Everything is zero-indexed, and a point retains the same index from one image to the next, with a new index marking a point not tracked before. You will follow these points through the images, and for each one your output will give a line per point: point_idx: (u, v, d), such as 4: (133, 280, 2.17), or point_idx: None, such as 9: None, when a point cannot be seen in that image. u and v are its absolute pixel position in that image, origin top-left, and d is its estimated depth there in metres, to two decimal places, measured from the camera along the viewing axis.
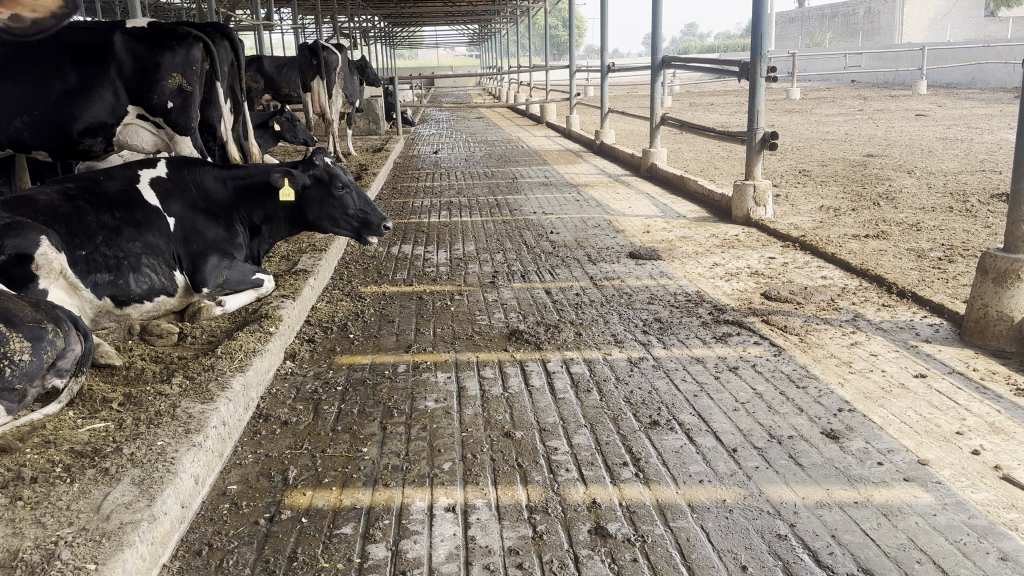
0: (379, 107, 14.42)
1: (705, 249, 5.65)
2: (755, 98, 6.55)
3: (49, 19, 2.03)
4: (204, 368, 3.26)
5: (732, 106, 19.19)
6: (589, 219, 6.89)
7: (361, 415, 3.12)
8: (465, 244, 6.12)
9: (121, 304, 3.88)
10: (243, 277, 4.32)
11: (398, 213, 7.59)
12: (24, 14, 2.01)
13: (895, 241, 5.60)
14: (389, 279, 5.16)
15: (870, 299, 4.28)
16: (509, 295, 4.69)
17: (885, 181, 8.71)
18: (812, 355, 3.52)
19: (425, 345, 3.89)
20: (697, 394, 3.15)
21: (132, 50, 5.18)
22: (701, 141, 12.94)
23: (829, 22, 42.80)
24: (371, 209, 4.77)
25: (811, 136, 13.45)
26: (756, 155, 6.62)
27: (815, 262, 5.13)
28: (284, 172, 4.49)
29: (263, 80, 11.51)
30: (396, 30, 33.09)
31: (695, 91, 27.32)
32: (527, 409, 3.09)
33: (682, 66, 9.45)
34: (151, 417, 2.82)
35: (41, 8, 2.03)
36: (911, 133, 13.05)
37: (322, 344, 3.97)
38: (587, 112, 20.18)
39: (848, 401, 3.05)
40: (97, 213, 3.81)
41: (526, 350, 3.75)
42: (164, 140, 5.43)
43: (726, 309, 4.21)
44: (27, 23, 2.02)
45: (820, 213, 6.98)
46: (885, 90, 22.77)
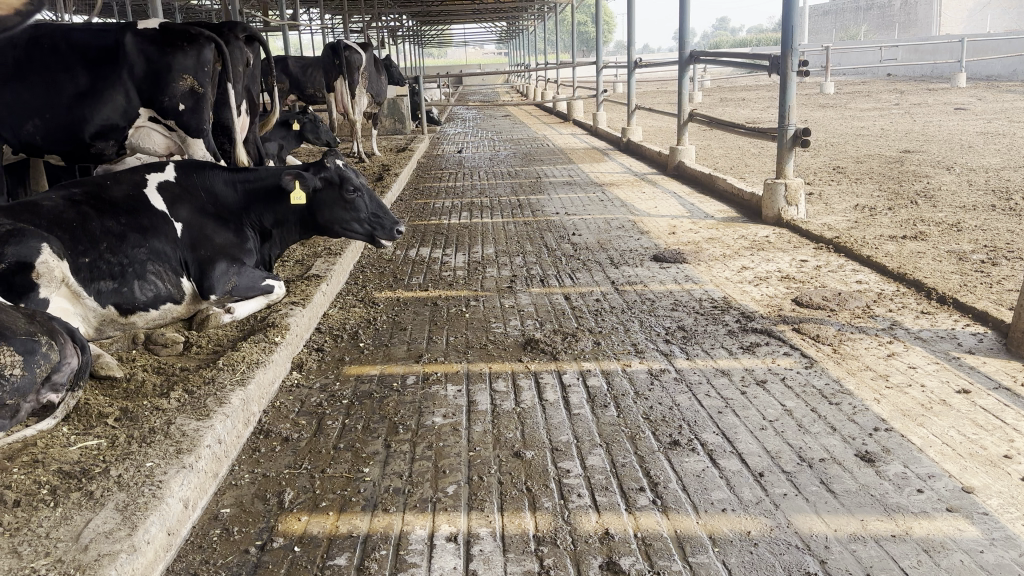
0: (405, 106, 14.30)
1: (734, 251, 5.44)
2: (786, 94, 6.30)
3: None
4: (204, 382, 3.13)
5: (763, 102, 18.85)
6: (613, 220, 6.70)
7: (365, 431, 2.97)
8: (485, 246, 5.96)
9: (125, 312, 3.77)
10: (253, 283, 4.20)
11: (418, 214, 7.46)
12: None
13: (934, 243, 5.34)
14: (405, 283, 5.02)
15: (908, 306, 4.04)
16: (527, 301, 4.52)
17: (923, 179, 8.40)
18: (845, 368, 3.31)
19: (437, 355, 3.73)
20: (722, 411, 2.96)
21: (143, 51, 5.10)
22: (732, 137, 12.66)
23: (864, 15, 42.04)
24: (384, 213, 4.64)
25: (846, 132, 13.10)
26: (787, 153, 6.36)
27: (849, 265, 4.89)
28: (295, 175, 4.36)
29: (288, 80, 11.68)
30: (424, 29, 33.08)
31: (725, 87, 26.92)
32: (539, 426, 2.92)
33: (711, 61, 9.18)
34: (146, 434, 2.69)
35: None
36: (951, 128, 12.66)
37: (331, 353, 3.83)
38: (616, 109, 19.91)
39: (884, 420, 2.84)
40: (102, 219, 3.70)
41: (541, 360, 3.58)
42: (177, 143, 5.36)
43: (755, 316, 4.00)
44: None
45: (855, 213, 6.71)
46: (923, 84, 22.22)
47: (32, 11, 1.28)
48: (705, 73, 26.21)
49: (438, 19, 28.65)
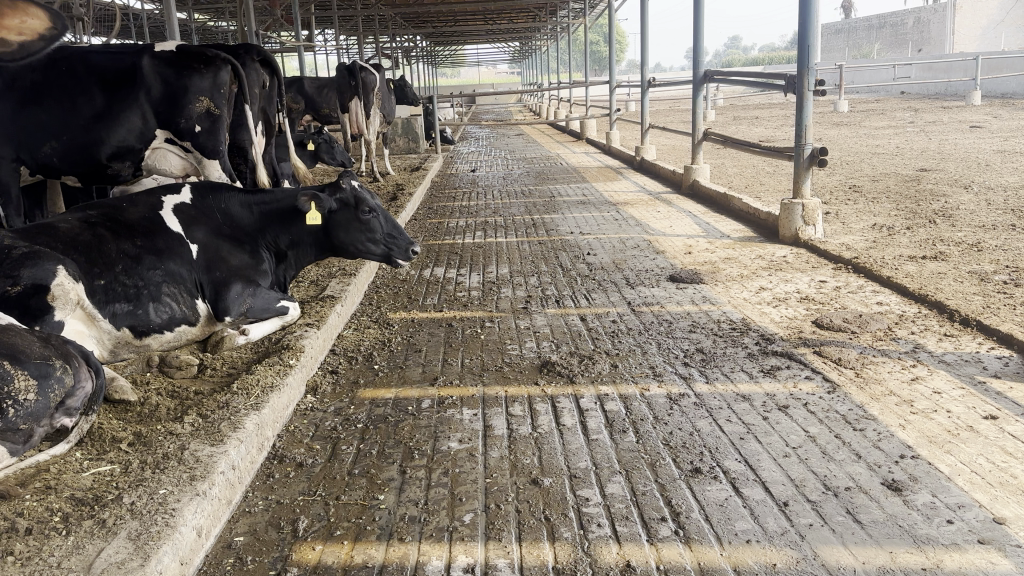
0: (420, 126, 14.33)
1: (751, 271, 5.39)
2: (802, 113, 6.27)
3: (38, 41, 2.04)
4: (218, 406, 3.10)
5: (777, 120, 18.84)
6: (628, 240, 6.66)
7: (380, 457, 2.93)
8: (500, 266, 5.93)
9: (140, 335, 3.76)
10: (268, 304, 4.19)
11: (433, 234, 7.44)
12: (10, 37, 2.02)
13: (954, 263, 5.26)
14: (419, 304, 4.99)
15: (931, 328, 3.97)
16: (543, 322, 4.48)
17: (940, 198, 8.32)
18: (869, 392, 3.24)
19: (452, 378, 3.69)
20: (744, 437, 2.90)
21: (160, 74, 5.16)
22: (746, 156, 12.63)
23: (876, 33, 42.04)
24: (399, 233, 4.61)
25: (861, 150, 13.04)
26: (803, 172, 6.31)
27: (869, 286, 4.82)
28: (312, 196, 4.36)
29: (303, 101, 11.53)
30: (437, 49, 33.35)
31: (738, 105, 26.97)
32: (556, 452, 2.87)
33: (724, 80, 9.17)
34: (159, 461, 2.66)
35: (28, 31, 2.04)
36: (966, 146, 12.57)
37: (346, 376, 3.80)
38: (629, 128, 19.94)
39: (911, 447, 2.77)
40: (118, 242, 3.69)
41: (558, 384, 3.53)
42: (193, 164, 5.39)
43: (775, 339, 3.94)
44: (14, 46, 2.03)
45: (872, 233, 6.64)
46: (937, 102, 22.11)
47: (52, 34, 2.05)
48: (717, 92, 26.23)
49: (451, 39, 28.96)
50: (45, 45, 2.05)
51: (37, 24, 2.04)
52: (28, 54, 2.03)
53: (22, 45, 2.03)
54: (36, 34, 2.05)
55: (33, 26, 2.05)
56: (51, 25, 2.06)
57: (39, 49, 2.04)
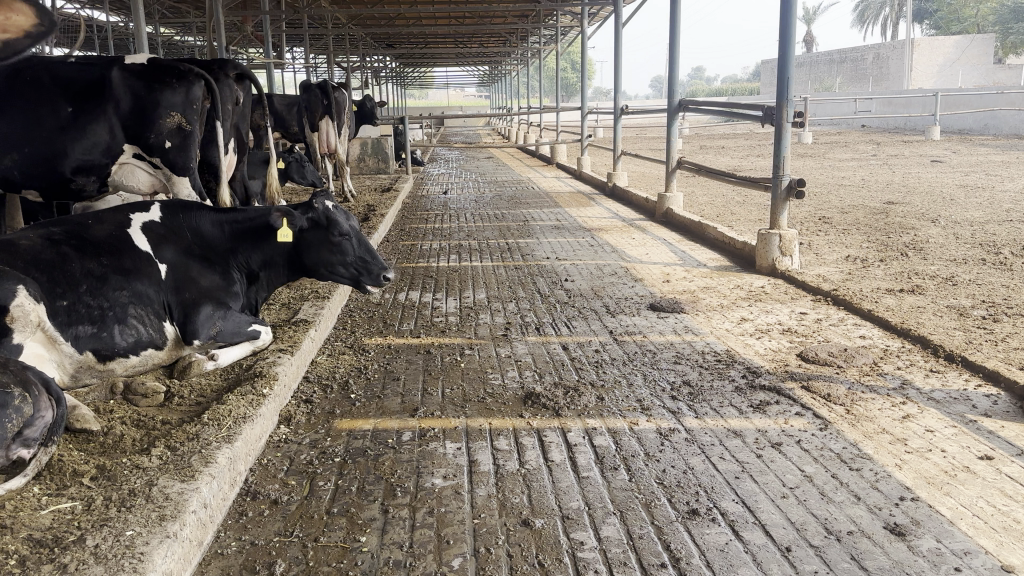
0: (390, 146, 14.22)
1: (731, 301, 5.35)
2: (780, 144, 6.29)
3: (22, 39, 2.03)
4: (188, 437, 2.93)
5: (744, 150, 19.08)
6: (605, 266, 6.61)
7: (361, 494, 2.78)
8: (476, 291, 5.82)
9: (104, 359, 3.56)
10: (239, 328, 4.02)
11: (406, 256, 7.30)
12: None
13: (932, 297, 5.28)
14: (395, 329, 4.85)
15: (916, 363, 3.95)
16: (524, 350, 4.38)
17: (910, 230, 8.41)
18: (861, 430, 3.18)
19: (433, 408, 3.56)
20: (739, 476, 2.82)
21: (130, 86, 4.99)
22: (716, 185, 12.71)
23: (838, 67, 43.06)
24: (373, 257, 4.45)
25: (828, 181, 13.21)
26: (781, 203, 6.31)
27: (850, 319, 4.81)
28: (284, 214, 4.22)
29: (272, 119, 11.36)
30: (407, 70, 33.36)
31: (703, 134, 27.36)
32: (546, 490, 2.75)
33: (698, 109, 9.21)
34: (125, 498, 2.49)
35: (13, 27, 2.02)
36: (930, 180, 12.80)
37: (321, 406, 3.64)
38: (598, 154, 20.04)
39: (909, 488, 2.70)
40: (83, 260, 3.51)
41: (544, 417, 3.41)
42: (162, 180, 5.21)
43: (761, 372, 3.88)
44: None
45: (846, 264, 6.66)
46: (898, 136, 22.61)
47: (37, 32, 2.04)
48: (684, 120, 26.50)
49: (420, 62, 29.02)
50: (31, 42, 2.03)
51: (22, 21, 2.02)
52: (13, 50, 2.02)
53: (6, 42, 2.02)
54: (22, 29, 2.03)
55: (18, 22, 2.03)
56: (37, 22, 2.04)
57: (24, 46, 2.03)
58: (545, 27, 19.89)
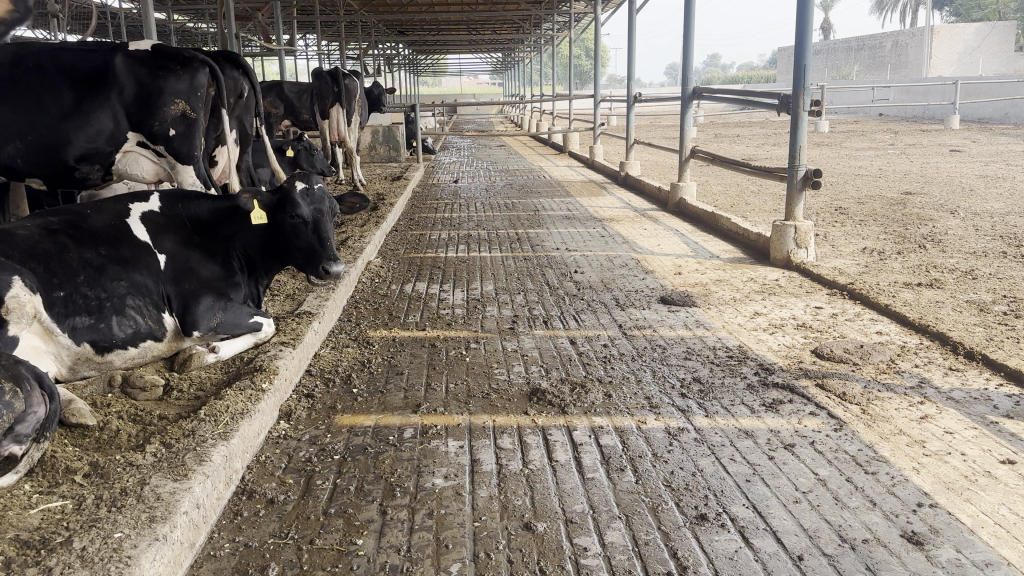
0: (400, 134, 14.11)
1: (744, 295, 5.23)
2: (796, 134, 6.15)
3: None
4: (184, 433, 2.86)
5: (759, 139, 18.85)
6: (615, 258, 6.50)
7: (359, 494, 2.71)
8: (484, 283, 5.73)
9: (102, 351, 3.51)
10: (239, 320, 3.96)
11: (414, 246, 7.22)
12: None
13: (951, 291, 5.14)
14: (401, 322, 4.77)
15: (935, 361, 3.83)
16: (530, 345, 4.28)
17: (928, 222, 8.25)
18: (877, 431, 3.07)
19: (436, 405, 3.47)
20: (749, 479, 2.72)
21: (134, 73, 4.91)
22: (730, 175, 12.55)
23: (855, 55, 42.54)
24: (323, 247, 4.15)
25: (844, 171, 13.01)
26: (796, 194, 6.17)
27: (867, 314, 4.69)
28: (251, 194, 4.09)
29: (282, 105, 11.34)
30: (419, 58, 33.21)
31: (718, 123, 27.09)
32: (550, 492, 2.67)
33: (713, 97, 9.03)
34: (116, 496, 2.42)
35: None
36: (948, 170, 12.58)
37: (322, 401, 3.56)
38: (611, 142, 19.85)
39: (928, 494, 2.60)
40: (81, 250, 3.44)
41: (549, 414, 3.33)
42: (166, 169, 5.15)
43: (775, 369, 3.77)
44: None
45: (863, 257, 6.52)
46: (916, 125, 22.33)
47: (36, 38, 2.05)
48: (698, 108, 26.23)
49: (433, 49, 28.83)
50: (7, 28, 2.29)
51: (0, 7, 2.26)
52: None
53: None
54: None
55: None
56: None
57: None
58: (558, 14, 19.67)
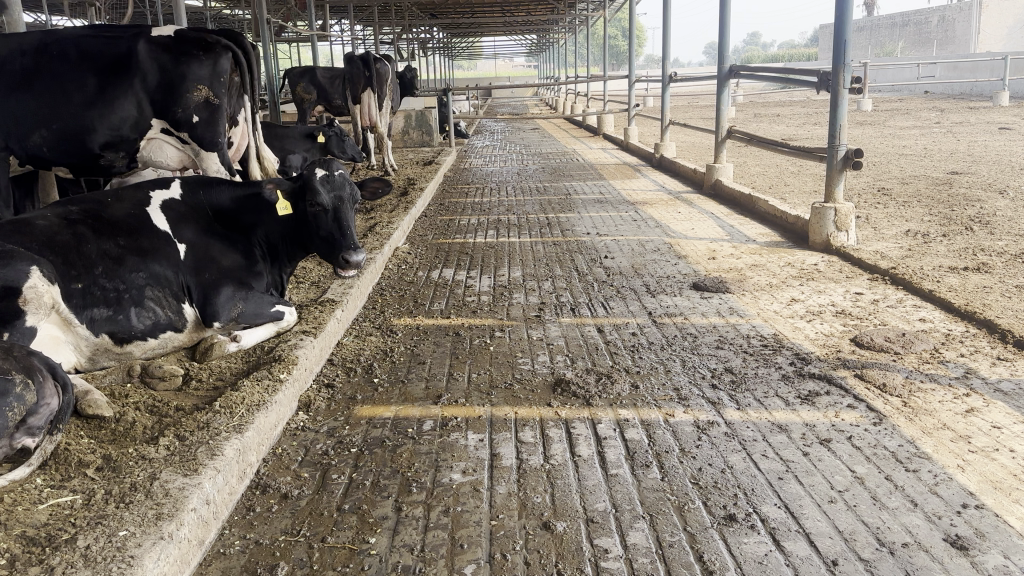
0: (433, 118, 14.01)
1: (781, 280, 5.06)
2: (835, 112, 5.92)
3: None
4: (198, 426, 2.81)
5: (798, 119, 18.40)
6: (647, 242, 6.34)
7: (375, 489, 2.63)
8: (512, 269, 5.62)
9: (121, 341, 3.47)
10: (261, 309, 3.90)
11: (443, 231, 7.13)
12: None
13: (999, 276, 4.90)
14: (426, 310, 4.69)
15: (981, 351, 3.63)
16: (557, 333, 4.17)
17: (975, 203, 7.94)
18: (919, 426, 2.91)
19: (458, 396, 3.38)
20: (782, 477, 2.58)
21: (157, 59, 4.87)
22: (768, 156, 12.25)
23: (900, 31, 41.39)
24: (343, 236, 4.07)
25: (888, 151, 12.62)
26: (837, 175, 5.94)
27: (909, 300, 4.49)
28: (273, 184, 4.01)
29: (315, 90, 11.76)
30: (453, 41, 33.03)
31: (756, 102, 26.61)
32: (571, 489, 2.56)
33: (752, 76, 8.76)
34: (125, 492, 2.37)
35: None
36: (997, 149, 12.13)
37: (342, 391, 3.49)
38: (648, 124, 19.54)
39: (973, 495, 2.44)
40: (100, 240, 3.41)
41: (573, 406, 3.22)
42: (190, 156, 5.13)
43: (811, 359, 3.61)
44: None
45: (906, 240, 6.28)
46: (964, 102, 21.61)
47: None
48: (737, 88, 25.68)
49: (468, 32, 28.68)
50: None
51: None
52: None
53: None
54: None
55: None
56: None
57: None
58: None
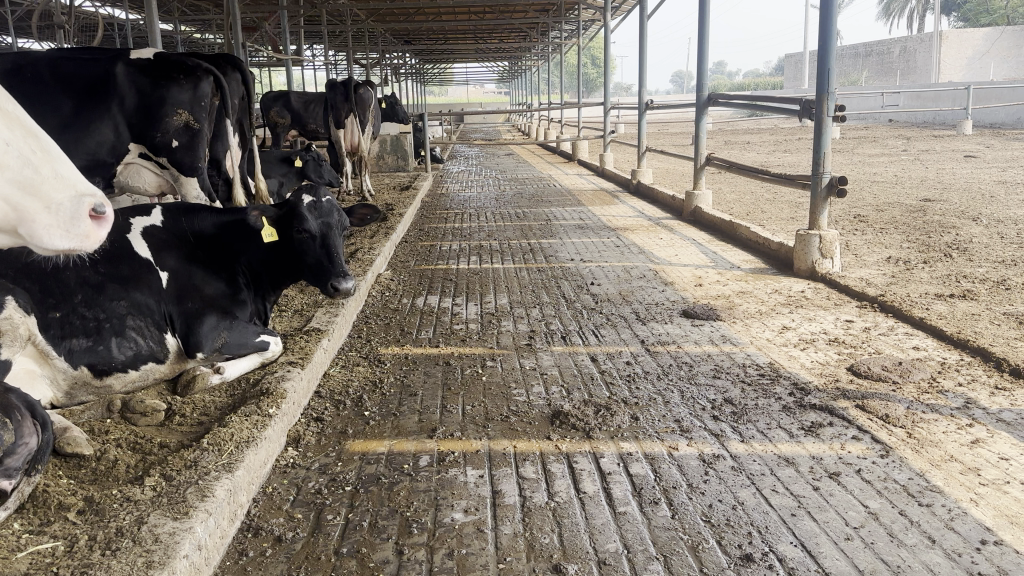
0: (409, 143, 13.96)
1: (770, 308, 5.03)
2: (819, 141, 5.94)
3: None
4: (185, 464, 2.67)
5: (769, 146, 18.62)
6: (633, 269, 6.29)
7: (374, 531, 2.51)
8: (498, 296, 5.53)
9: (100, 374, 3.33)
10: (245, 339, 3.75)
11: (424, 258, 7.03)
12: None
13: (986, 303, 4.92)
14: (413, 338, 4.59)
15: (979, 379, 3.61)
16: (549, 362, 4.09)
17: (951, 230, 8.03)
18: (927, 458, 2.86)
19: (453, 429, 3.27)
20: (795, 513, 2.52)
21: (136, 82, 4.77)
22: (744, 182, 12.34)
23: (864, 61, 42.35)
24: (332, 263, 3.96)
25: (859, 177, 12.80)
26: (821, 202, 5.94)
27: (901, 328, 4.47)
28: (259, 210, 3.92)
29: (289, 115, 11.66)
30: (426, 66, 33.10)
31: (727, 129, 27.02)
32: (580, 530, 2.47)
33: (727, 103, 8.81)
34: (111, 538, 2.23)
35: None
36: (965, 176, 12.34)
37: (332, 425, 3.37)
38: (623, 151, 19.68)
39: (991, 530, 2.39)
40: (80, 267, 3.27)
41: (573, 440, 3.13)
42: (169, 180, 5.00)
43: (810, 389, 3.56)
44: None
45: (888, 266, 6.31)
46: (929, 130, 22.05)
47: None
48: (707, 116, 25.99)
49: (442, 58, 28.81)
50: None
51: None
52: None
53: None
54: None
55: None
56: None
57: None
58: (567, 22, 19.49)
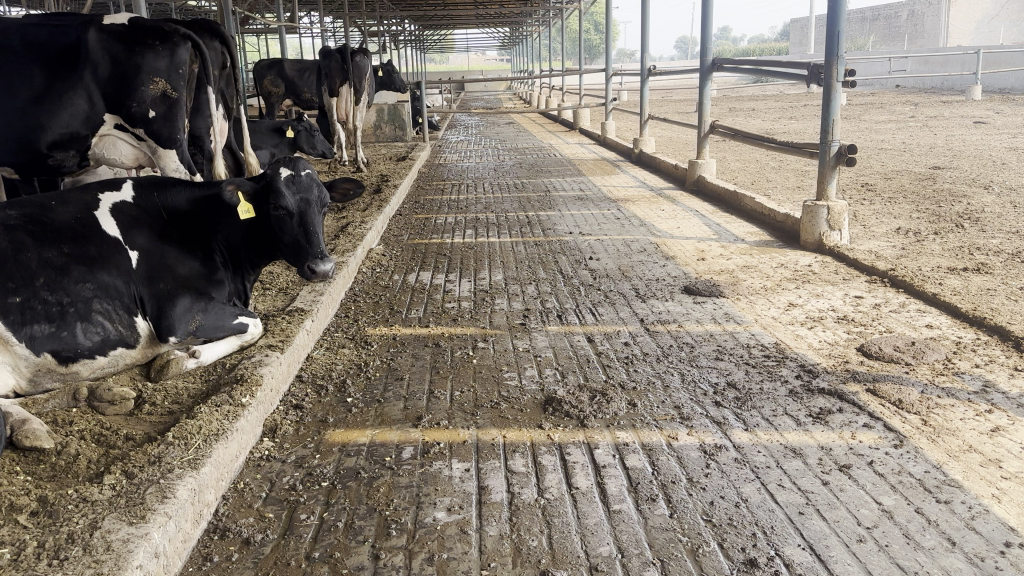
0: (406, 112, 13.66)
1: (775, 283, 4.83)
2: (828, 106, 5.69)
3: None
4: (148, 460, 2.49)
5: (775, 113, 18.26)
6: (634, 242, 6.08)
7: (349, 532, 2.34)
8: (492, 272, 5.33)
9: (66, 361, 3.15)
10: (221, 322, 3.56)
11: (419, 231, 6.81)
12: None
13: (1001, 277, 4.70)
14: (402, 317, 4.39)
15: (996, 360, 3.41)
16: (544, 343, 3.89)
17: (962, 198, 7.78)
18: (944, 448, 2.67)
19: (440, 417, 3.09)
20: (803, 512, 2.34)
21: (109, 50, 4.52)
22: (749, 150, 12.05)
23: (871, 25, 41.62)
24: (310, 243, 3.68)
25: (867, 145, 12.51)
26: (830, 171, 5.70)
27: (913, 304, 4.27)
28: (234, 185, 3.62)
29: (283, 84, 11.44)
30: (426, 35, 32.53)
31: (731, 96, 26.56)
32: (571, 530, 2.29)
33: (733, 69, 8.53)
34: (60, 544, 2.05)
35: None
36: (975, 143, 12.06)
37: (312, 413, 3.19)
38: (624, 119, 19.33)
39: (1015, 531, 2.21)
40: (41, 248, 3.09)
41: (566, 429, 2.94)
42: (146, 154, 4.78)
43: (818, 371, 3.37)
44: None
45: (898, 238, 6.09)
46: (938, 96, 21.63)
47: None
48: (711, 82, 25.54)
49: (440, 24, 28.35)
50: None
51: None
52: None
53: None
54: None
55: None
56: None
57: None
58: None
